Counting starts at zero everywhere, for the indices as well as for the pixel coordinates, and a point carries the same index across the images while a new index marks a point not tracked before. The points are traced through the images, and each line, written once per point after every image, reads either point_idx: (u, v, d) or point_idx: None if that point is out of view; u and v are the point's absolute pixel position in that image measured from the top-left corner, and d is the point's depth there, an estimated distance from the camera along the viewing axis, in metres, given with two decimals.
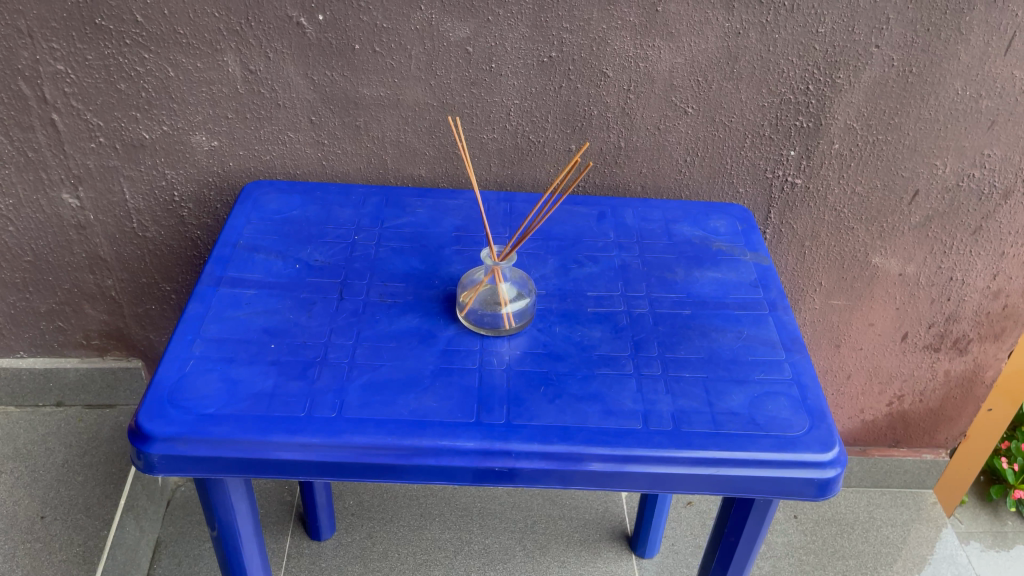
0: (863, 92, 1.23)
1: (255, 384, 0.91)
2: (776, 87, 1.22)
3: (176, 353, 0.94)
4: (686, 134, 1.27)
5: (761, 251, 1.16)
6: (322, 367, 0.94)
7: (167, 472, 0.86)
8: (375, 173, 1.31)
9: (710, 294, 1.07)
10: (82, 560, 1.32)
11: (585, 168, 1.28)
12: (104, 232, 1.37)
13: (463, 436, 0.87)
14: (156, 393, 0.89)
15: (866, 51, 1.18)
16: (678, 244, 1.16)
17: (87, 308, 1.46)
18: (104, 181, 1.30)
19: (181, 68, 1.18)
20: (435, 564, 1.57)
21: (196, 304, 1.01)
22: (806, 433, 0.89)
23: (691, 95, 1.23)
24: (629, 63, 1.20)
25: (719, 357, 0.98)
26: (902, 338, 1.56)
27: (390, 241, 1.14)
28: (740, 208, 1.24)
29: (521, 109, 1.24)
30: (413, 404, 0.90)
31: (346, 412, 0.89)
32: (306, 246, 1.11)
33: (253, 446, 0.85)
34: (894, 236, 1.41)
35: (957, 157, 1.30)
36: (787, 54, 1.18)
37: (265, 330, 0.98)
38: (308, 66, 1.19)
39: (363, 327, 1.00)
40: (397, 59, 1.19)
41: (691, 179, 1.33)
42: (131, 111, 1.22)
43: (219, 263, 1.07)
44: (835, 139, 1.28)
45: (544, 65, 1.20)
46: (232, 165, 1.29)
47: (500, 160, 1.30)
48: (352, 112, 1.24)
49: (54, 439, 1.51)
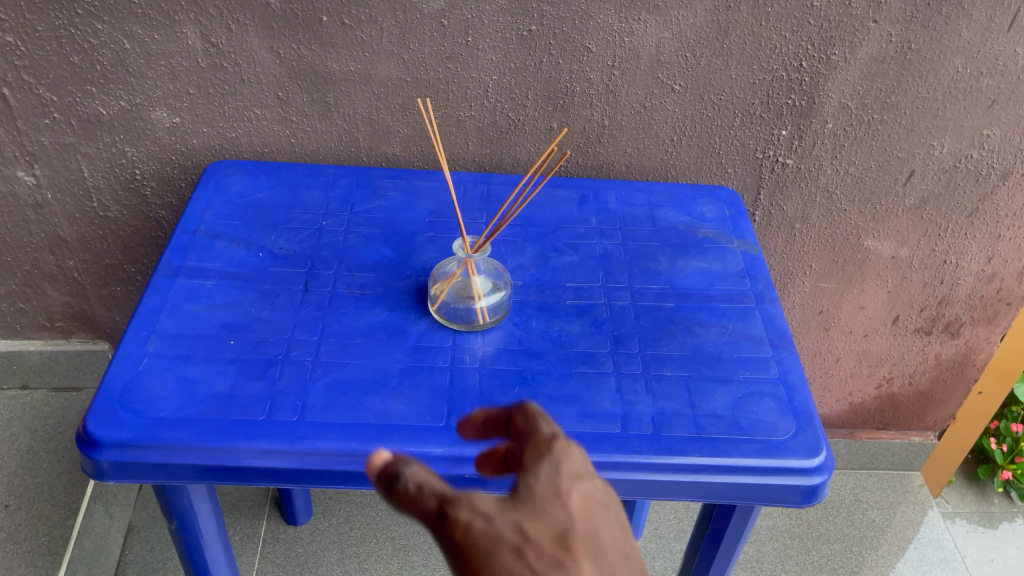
0: (859, 69, 1.17)
1: (212, 384, 0.86)
2: (768, 64, 1.16)
3: (129, 350, 0.89)
4: (673, 113, 1.22)
5: (749, 239, 1.11)
6: (284, 366, 0.89)
7: (119, 478, 0.82)
8: (347, 151, 1.25)
9: (695, 286, 1.02)
10: (47, 551, 1.30)
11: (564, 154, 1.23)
12: (63, 212, 1.30)
13: (432, 442, 0.82)
14: (107, 394, 0.84)
15: (863, 27, 1.12)
16: (663, 231, 1.11)
17: (49, 290, 1.40)
18: (60, 159, 1.24)
19: (138, 40, 1.11)
20: (414, 549, 1.54)
21: (152, 296, 0.95)
22: (792, 437, 0.85)
23: (678, 71, 1.17)
24: (614, 38, 1.13)
25: (702, 355, 0.93)
26: (893, 321, 1.51)
27: (360, 226, 1.08)
28: (729, 191, 1.19)
29: (500, 85, 1.18)
30: (380, 406, 0.86)
31: (308, 416, 0.84)
32: (271, 233, 1.05)
33: (209, 453, 0.81)
34: (888, 219, 1.35)
35: (955, 138, 1.25)
36: (780, 29, 1.12)
37: (225, 325, 0.93)
38: (272, 39, 1.12)
39: (329, 322, 0.95)
40: (368, 32, 1.12)
41: (678, 159, 1.27)
42: (86, 85, 1.16)
43: (178, 251, 1.01)
44: (829, 118, 1.22)
45: (523, 39, 1.13)
46: (196, 143, 1.23)
47: (478, 138, 1.24)
48: (322, 87, 1.18)
49: (19, 424, 1.46)
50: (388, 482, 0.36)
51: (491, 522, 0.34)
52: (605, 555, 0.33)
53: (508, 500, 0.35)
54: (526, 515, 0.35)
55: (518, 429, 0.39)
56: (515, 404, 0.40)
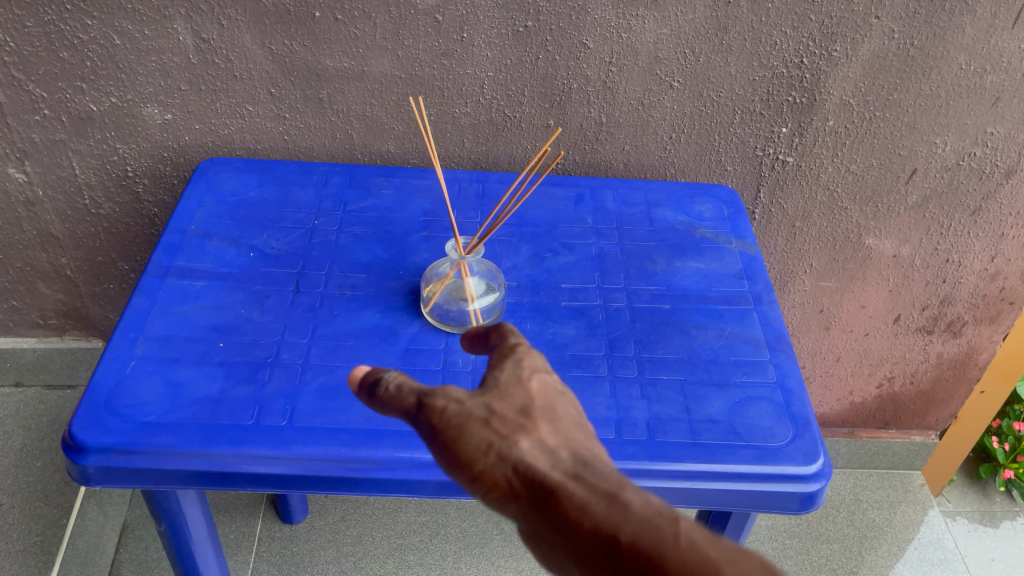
0: (860, 66, 1.14)
1: (200, 388, 0.85)
2: (768, 61, 1.14)
3: (116, 353, 0.88)
4: (671, 110, 1.20)
5: (747, 239, 1.09)
6: (274, 369, 0.88)
7: (104, 483, 0.81)
8: (341, 148, 1.23)
9: (692, 287, 1.01)
10: (40, 551, 1.30)
11: (558, 155, 1.22)
12: (55, 209, 1.29)
13: (423, 448, 0.81)
14: (93, 398, 0.83)
15: (864, 23, 1.10)
16: (660, 231, 1.09)
17: (42, 287, 1.39)
18: (52, 155, 1.22)
19: (128, 36, 1.10)
20: (409, 548, 1.53)
21: (140, 297, 0.94)
22: (789, 443, 0.84)
23: (677, 68, 1.15)
24: (611, 34, 1.11)
25: (699, 358, 0.92)
26: (894, 320, 1.50)
27: (353, 226, 1.06)
28: (728, 189, 1.17)
29: (496, 82, 1.16)
30: (370, 411, 0.84)
31: (297, 421, 0.83)
32: (262, 232, 1.04)
33: (197, 458, 0.80)
34: (890, 217, 1.33)
35: (959, 135, 1.22)
36: (780, 25, 1.10)
37: (214, 327, 0.91)
38: (264, 35, 1.10)
39: (320, 324, 0.93)
40: (361, 27, 1.10)
41: (677, 156, 1.26)
42: (76, 82, 1.14)
43: (168, 251, 1.00)
44: (830, 116, 1.20)
45: (519, 35, 1.11)
46: (188, 140, 1.21)
47: (474, 135, 1.22)
48: (315, 84, 1.16)
49: (12, 422, 1.45)
50: (377, 384, 0.56)
51: (463, 403, 0.55)
52: (547, 415, 0.55)
53: (482, 389, 0.57)
54: (493, 397, 0.56)
55: (493, 341, 0.61)
56: (493, 325, 0.62)
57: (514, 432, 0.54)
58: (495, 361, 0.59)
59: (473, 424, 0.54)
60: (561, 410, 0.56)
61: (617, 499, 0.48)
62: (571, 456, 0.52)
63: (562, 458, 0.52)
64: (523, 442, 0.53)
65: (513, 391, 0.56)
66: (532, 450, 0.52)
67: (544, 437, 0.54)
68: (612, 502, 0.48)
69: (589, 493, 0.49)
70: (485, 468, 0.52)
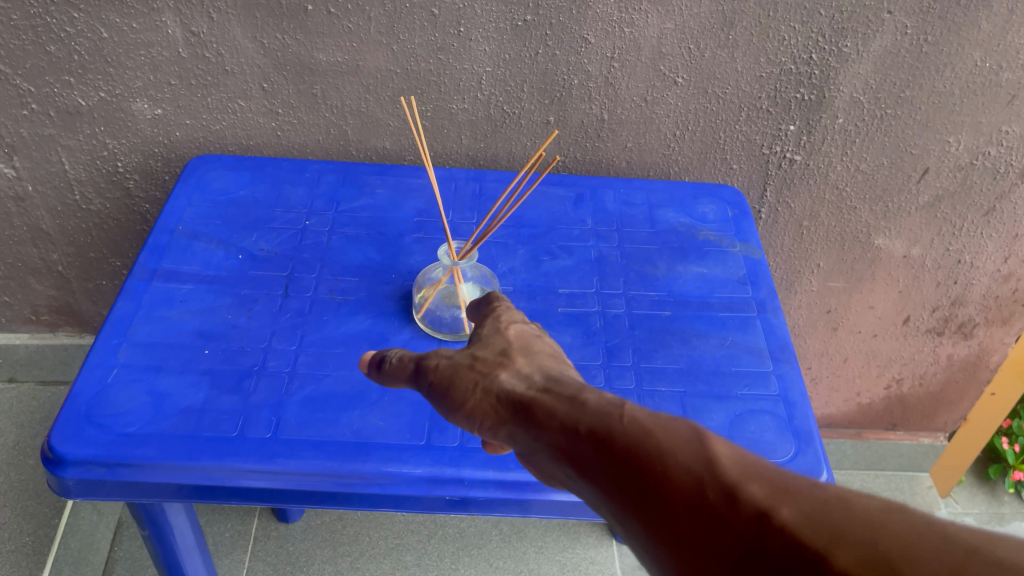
0: (872, 62, 1.10)
1: (184, 398, 0.82)
2: (776, 57, 1.10)
3: (98, 360, 0.85)
4: (675, 107, 1.16)
5: (752, 242, 1.06)
6: (259, 378, 0.85)
7: (85, 496, 0.78)
8: (336, 144, 1.20)
9: (693, 293, 0.98)
10: (31, 551, 1.29)
11: (552, 162, 1.21)
12: (45, 204, 1.26)
13: (411, 462, 0.79)
14: (73, 408, 0.80)
15: (876, 18, 1.06)
16: (661, 233, 1.06)
17: (34, 282, 1.37)
18: (40, 150, 1.20)
19: (116, 29, 1.06)
20: (407, 549, 1.51)
21: (125, 301, 0.91)
22: (791, 460, 0.81)
23: (681, 64, 1.11)
24: (613, 28, 1.07)
25: (699, 369, 0.89)
26: (903, 321, 1.46)
27: (345, 226, 1.04)
28: (733, 190, 1.13)
29: (494, 77, 1.13)
30: (358, 422, 0.82)
31: (282, 433, 0.80)
32: (252, 233, 1.01)
33: (179, 470, 0.77)
34: (900, 217, 1.29)
35: (973, 134, 1.18)
36: (788, 20, 1.06)
37: (199, 333, 0.89)
38: (255, 29, 1.07)
39: (309, 330, 0.91)
40: (355, 21, 1.06)
41: (681, 154, 1.23)
42: (64, 75, 1.11)
43: (154, 252, 0.97)
44: (839, 113, 1.16)
45: (517, 29, 1.07)
46: (179, 135, 1.19)
47: (472, 132, 1.19)
48: (308, 79, 1.12)
49: (5, 419, 1.43)
50: (382, 359, 0.69)
51: (452, 358, 0.67)
52: (524, 352, 0.66)
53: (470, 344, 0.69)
54: (478, 348, 0.68)
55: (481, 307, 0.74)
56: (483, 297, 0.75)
57: (497, 371, 0.65)
58: (482, 321, 0.72)
59: (459, 367, 0.65)
60: (536, 349, 0.67)
61: (577, 399, 0.58)
62: (541, 376, 0.63)
63: (534, 379, 0.62)
64: (502, 374, 0.64)
65: (493, 339, 0.68)
66: (510, 377, 0.63)
67: (519, 369, 0.64)
68: (573, 402, 0.57)
69: (556, 400, 0.58)
70: (473, 402, 0.63)
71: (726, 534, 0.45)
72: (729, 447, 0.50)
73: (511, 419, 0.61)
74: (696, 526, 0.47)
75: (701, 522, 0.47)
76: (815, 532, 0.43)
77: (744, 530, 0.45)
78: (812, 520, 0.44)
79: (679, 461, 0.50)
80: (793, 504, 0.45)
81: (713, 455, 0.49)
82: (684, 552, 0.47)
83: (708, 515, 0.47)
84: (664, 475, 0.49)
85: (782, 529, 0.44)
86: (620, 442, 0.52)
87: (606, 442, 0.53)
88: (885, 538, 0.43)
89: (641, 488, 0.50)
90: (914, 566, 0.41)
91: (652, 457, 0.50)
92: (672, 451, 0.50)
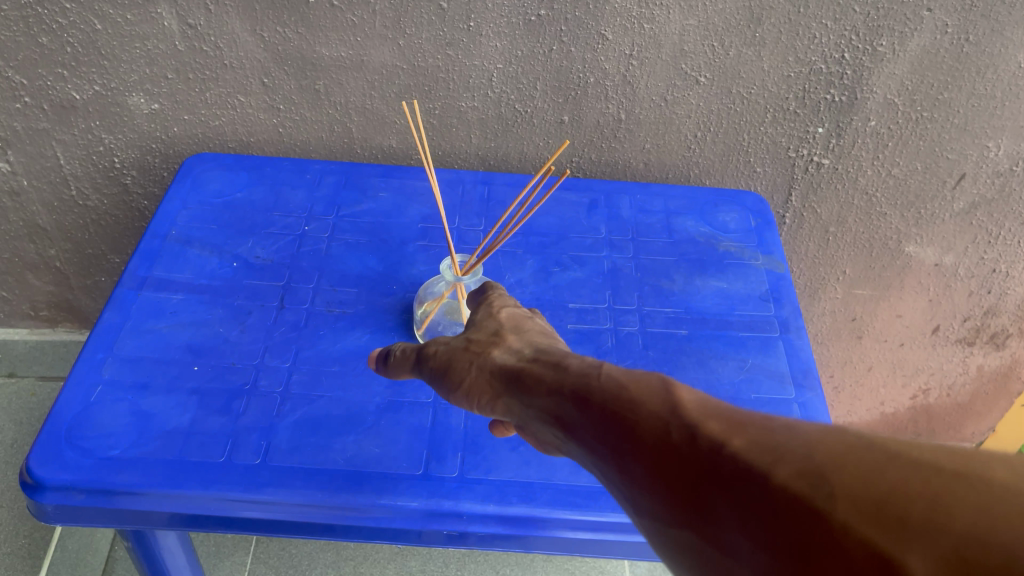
0: (908, 63, 1.03)
1: (170, 418, 0.78)
2: (805, 56, 1.03)
3: (82, 376, 0.81)
4: (697, 107, 1.10)
5: (775, 255, 1.00)
6: (250, 398, 0.80)
7: (65, 522, 0.74)
8: (340, 142, 1.16)
9: (712, 310, 0.92)
10: (27, 554, 1.26)
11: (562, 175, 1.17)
12: (41, 199, 1.22)
13: (407, 493, 0.74)
14: (53, 429, 0.76)
15: (915, 15, 0.98)
16: (679, 244, 1.00)
17: (31, 278, 1.34)
18: (34, 145, 1.15)
19: (110, 20, 1.01)
20: (412, 554, 1.47)
21: (113, 312, 0.87)
22: None
23: (704, 62, 1.05)
24: (633, 24, 1.01)
25: (716, 395, 0.83)
26: (932, 331, 1.39)
27: (345, 233, 0.99)
28: (756, 196, 1.08)
29: (505, 74, 1.07)
30: (352, 449, 0.77)
31: (272, 459, 0.76)
32: (248, 239, 0.97)
33: (163, 499, 0.73)
34: (933, 224, 1.23)
35: (1013, 139, 1.10)
36: (820, 17, 0.99)
37: (189, 348, 0.84)
38: (255, 22, 1.01)
39: (304, 345, 0.86)
40: (360, 14, 1.00)
41: (702, 156, 1.17)
42: (57, 68, 1.05)
43: (146, 259, 0.93)
44: (871, 115, 1.09)
45: (531, 25, 1.01)
46: (178, 131, 1.14)
47: (482, 131, 1.14)
48: (310, 74, 1.07)
49: (4, 416, 1.40)
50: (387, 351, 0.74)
51: (449, 343, 0.70)
52: (515, 331, 0.70)
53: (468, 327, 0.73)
54: (474, 330, 0.71)
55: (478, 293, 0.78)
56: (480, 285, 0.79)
57: (490, 349, 0.68)
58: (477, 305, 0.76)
59: (456, 350, 0.69)
60: (528, 328, 0.70)
61: (560, 365, 0.61)
62: (531, 350, 0.66)
63: (524, 352, 0.66)
64: (496, 351, 0.67)
65: (486, 322, 0.71)
66: (503, 353, 0.67)
67: (512, 345, 0.68)
68: (557, 367, 0.60)
69: (543, 368, 0.61)
70: (470, 378, 0.66)
71: (687, 468, 0.47)
72: (697, 394, 0.51)
73: (506, 389, 0.64)
74: (662, 465, 0.48)
75: (664, 458, 0.48)
76: (759, 452, 0.44)
77: (700, 461, 0.46)
78: (757, 444, 0.44)
79: (646, 410, 0.51)
80: (743, 434, 0.46)
81: (677, 399, 0.50)
82: (653, 491, 0.48)
83: (670, 454, 0.48)
84: (633, 421, 0.51)
85: (730, 456, 0.45)
86: (595, 395, 0.55)
87: (586, 400, 0.55)
88: (821, 452, 0.42)
89: (613, 436, 0.51)
90: (842, 472, 0.41)
91: (620, 406, 0.52)
92: (641, 401, 0.52)
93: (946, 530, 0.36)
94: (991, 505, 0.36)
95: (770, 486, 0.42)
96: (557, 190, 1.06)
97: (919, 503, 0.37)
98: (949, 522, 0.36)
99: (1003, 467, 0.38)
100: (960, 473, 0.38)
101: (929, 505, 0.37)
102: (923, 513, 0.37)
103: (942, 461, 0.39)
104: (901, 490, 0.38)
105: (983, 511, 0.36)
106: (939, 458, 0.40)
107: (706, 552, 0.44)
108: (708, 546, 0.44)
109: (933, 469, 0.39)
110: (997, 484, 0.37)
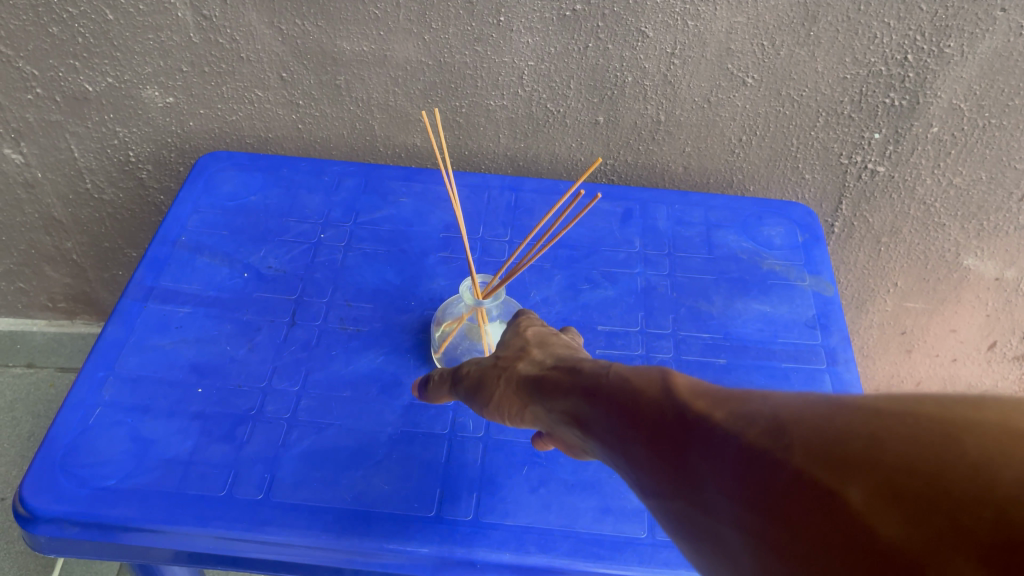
0: (977, 66, 0.94)
1: (170, 446, 0.73)
2: (865, 57, 0.95)
3: (81, 397, 0.77)
4: (743, 109, 1.02)
5: (824, 275, 0.93)
6: (255, 426, 0.76)
7: (59, 552, 0.70)
8: (361, 139, 1.10)
9: (753, 337, 0.85)
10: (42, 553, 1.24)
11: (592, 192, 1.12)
12: (56, 191, 1.18)
13: (417, 539, 0.69)
14: (49, 454, 0.72)
15: (987, 15, 0.89)
16: (718, 260, 0.94)
17: (48, 270, 1.31)
18: (47, 137, 1.10)
19: (121, 10, 0.95)
20: None
21: (116, 325, 0.83)
22: None
23: (751, 62, 0.97)
24: (675, 21, 0.93)
25: None
26: (988, 347, 1.30)
27: (363, 242, 0.94)
28: (805, 208, 1.00)
29: (537, 72, 1.00)
30: (360, 486, 0.72)
31: (275, 495, 0.71)
32: (260, 247, 0.92)
33: (160, 535, 0.68)
34: (995, 237, 1.13)
35: None
36: (882, 15, 0.90)
37: (193, 367, 0.80)
38: (272, 13, 0.95)
39: (314, 368, 0.81)
40: (382, 7, 0.94)
41: (746, 160, 1.09)
42: (68, 59, 1.00)
43: (153, 267, 0.88)
44: (933, 122, 1.00)
45: (565, 20, 0.94)
46: (194, 125, 1.09)
47: (512, 131, 1.08)
48: (330, 69, 1.01)
49: (22, 407, 1.38)
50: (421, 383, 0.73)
51: (480, 362, 0.67)
52: (540, 345, 0.66)
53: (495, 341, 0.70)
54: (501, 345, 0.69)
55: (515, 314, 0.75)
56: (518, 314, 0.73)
57: (516, 363, 0.64)
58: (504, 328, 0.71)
59: (485, 366, 0.66)
60: (553, 342, 0.66)
61: (575, 368, 0.59)
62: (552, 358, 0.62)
63: (545, 362, 0.62)
64: (521, 364, 0.64)
65: (512, 341, 0.67)
66: (527, 366, 0.63)
67: (537, 359, 0.64)
68: (570, 371, 0.58)
69: (559, 372, 0.59)
70: (500, 396, 0.63)
71: (674, 445, 0.45)
72: (691, 378, 0.49)
73: (529, 399, 0.60)
74: (655, 443, 0.46)
75: (653, 434, 0.47)
76: (733, 421, 0.43)
77: (687, 436, 0.44)
78: (733, 415, 0.43)
79: (636, 395, 0.50)
80: (724, 407, 0.44)
81: (671, 384, 0.49)
82: (647, 469, 0.46)
83: (660, 433, 0.46)
84: (630, 406, 0.50)
85: (709, 428, 0.43)
86: (603, 386, 0.53)
87: (595, 394, 0.54)
88: (785, 411, 0.41)
89: (615, 422, 0.50)
90: (800, 424, 0.39)
91: (622, 397, 0.51)
92: (639, 391, 0.50)
93: (879, 463, 0.34)
94: (920, 433, 0.34)
95: (741, 447, 0.41)
96: (598, 199, 0.99)
97: (856, 441, 0.36)
98: (879, 455, 0.34)
99: (934, 402, 0.36)
100: (894, 410, 0.36)
101: (866, 442, 0.35)
102: (861, 449, 0.35)
103: (879, 404, 0.38)
104: (845, 433, 0.37)
105: (913, 440, 0.34)
106: (878, 402, 0.38)
107: (694, 521, 0.43)
108: (696, 516, 0.43)
109: (871, 411, 0.37)
110: (926, 415, 0.35)
